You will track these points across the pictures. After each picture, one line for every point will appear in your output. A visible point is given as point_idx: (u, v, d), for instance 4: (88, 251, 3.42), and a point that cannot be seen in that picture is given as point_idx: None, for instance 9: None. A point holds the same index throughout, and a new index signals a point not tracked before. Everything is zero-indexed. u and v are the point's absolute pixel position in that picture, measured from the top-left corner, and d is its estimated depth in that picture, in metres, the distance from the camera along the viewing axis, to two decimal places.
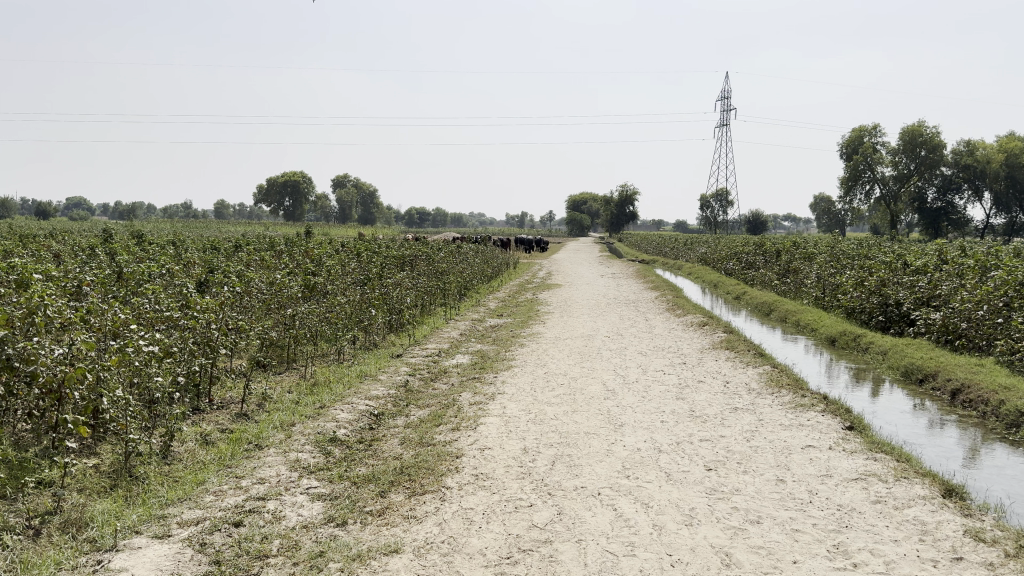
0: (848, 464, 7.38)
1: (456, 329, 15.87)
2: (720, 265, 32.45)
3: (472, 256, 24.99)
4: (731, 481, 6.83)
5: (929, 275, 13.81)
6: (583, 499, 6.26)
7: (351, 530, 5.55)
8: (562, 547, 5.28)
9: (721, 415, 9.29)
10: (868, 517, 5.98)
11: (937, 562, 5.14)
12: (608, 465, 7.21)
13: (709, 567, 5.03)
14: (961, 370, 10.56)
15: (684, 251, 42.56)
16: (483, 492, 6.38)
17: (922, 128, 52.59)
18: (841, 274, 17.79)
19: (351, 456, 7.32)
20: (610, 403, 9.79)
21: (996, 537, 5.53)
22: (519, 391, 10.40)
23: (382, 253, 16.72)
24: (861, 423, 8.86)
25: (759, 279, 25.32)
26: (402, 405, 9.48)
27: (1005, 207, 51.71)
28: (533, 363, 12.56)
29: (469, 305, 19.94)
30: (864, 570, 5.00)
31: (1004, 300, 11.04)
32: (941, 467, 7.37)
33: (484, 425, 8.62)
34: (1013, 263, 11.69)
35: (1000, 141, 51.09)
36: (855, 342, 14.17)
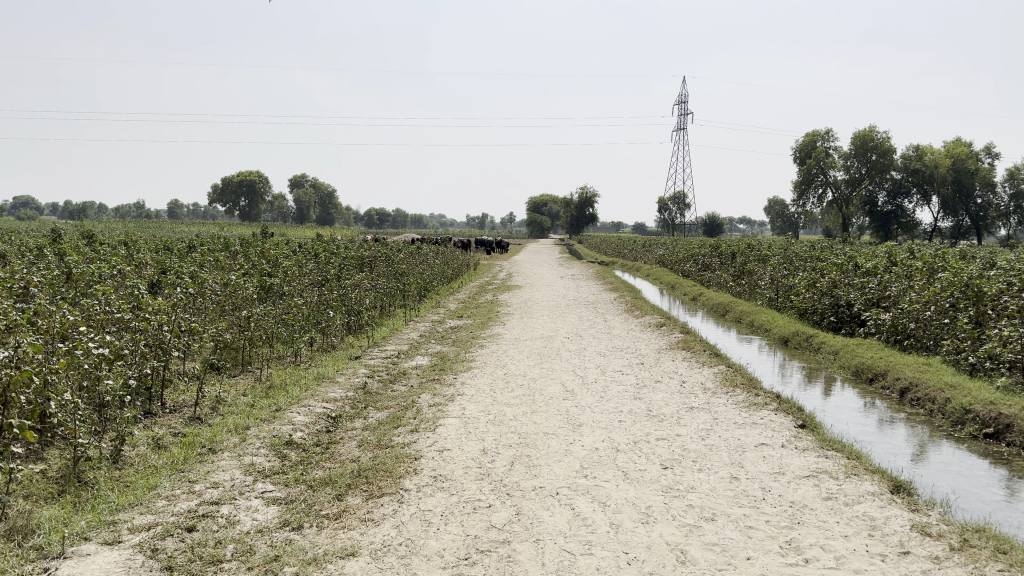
0: (801, 461, 7.52)
1: (415, 330, 15.81)
2: (677, 267, 32.86)
3: (432, 257, 24.91)
4: (687, 479, 6.92)
5: (879, 277, 14.16)
6: (541, 499, 6.28)
7: (307, 534, 5.50)
8: (520, 547, 5.30)
9: (678, 414, 9.40)
10: (819, 513, 6.10)
11: (886, 556, 5.27)
12: (566, 465, 7.25)
13: (665, 564, 5.09)
14: (909, 370, 10.83)
15: (642, 253, 42.97)
16: (442, 494, 6.37)
17: (873, 134, 53.85)
18: (795, 275, 18.14)
19: (307, 460, 7.25)
20: (569, 404, 9.84)
21: (942, 531, 5.69)
22: (478, 393, 10.40)
23: (340, 254, 16.59)
24: (812, 421, 9.05)
25: (715, 281, 25.68)
26: (361, 408, 9.42)
27: (951, 210, 53.21)
28: (492, 364, 12.57)
29: (429, 307, 19.89)
30: (815, 566, 5.10)
31: (951, 301, 11.36)
32: (889, 463, 7.55)
33: (443, 426, 8.61)
34: (959, 265, 12.03)
35: (948, 146, 52.44)
36: (807, 342, 14.44)
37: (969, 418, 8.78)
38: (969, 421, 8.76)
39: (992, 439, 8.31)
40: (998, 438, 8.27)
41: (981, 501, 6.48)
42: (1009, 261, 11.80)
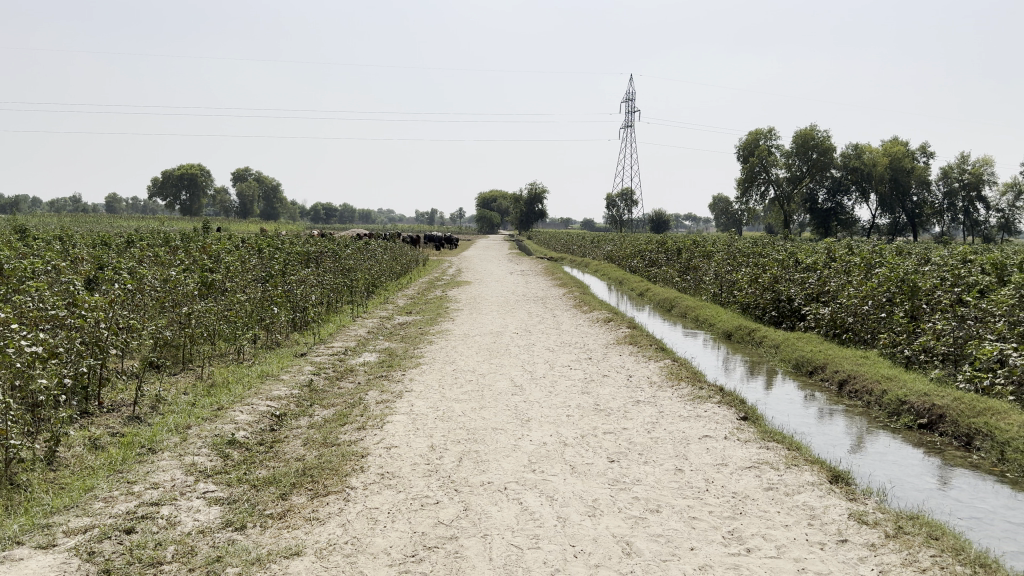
0: (743, 453, 7.65)
1: (363, 327, 15.64)
2: (625, 263, 33.19)
3: (380, 253, 24.67)
4: (633, 472, 6.98)
5: (819, 272, 14.50)
6: (488, 495, 6.26)
7: (250, 534, 5.38)
8: (467, 542, 5.27)
9: (624, 408, 9.48)
10: (761, 504, 6.21)
11: (824, 545, 5.38)
12: (514, 460, 7.24)
13: (611, 556, 5.12)
14: (847, 363, 11.12)
15: (590, 250, 43.28)
16: (389, 491, 6.29)
17: (813, 133, 55.07)
18: (738, 271, 18.48)
19: (251, 459, 7.10)
20: (517, 399, 9.83)
21: (878, 519, 5.85)
22: (426, 389, 10.32)
23: (285, 249, 16.30)
24: (755, 413, 9.22)
25: (661, 276, 26.02)
26: (306, 406, 9.27)
27: (888, 208, 54.86)
28: (441, 360, 12.51)
29: (377, 303, 19.71)
30: (757, 555, 5.19)
31: (887, 296, 11.69)
32: (828, 454, 7.73)
33: (391, 423, 8.52)
34: (895, 261, 12.39)
35: (885, 145, 53.93)
36: (750, 336, 14.72)
37: (905, 409, 9.04)
38: (905, 412, 9.02)
39: (926, 430, 8.58)
40: (931, 428, 8.54)
41: (915, 490, 6.68)
42: (942, 257, 12.20)
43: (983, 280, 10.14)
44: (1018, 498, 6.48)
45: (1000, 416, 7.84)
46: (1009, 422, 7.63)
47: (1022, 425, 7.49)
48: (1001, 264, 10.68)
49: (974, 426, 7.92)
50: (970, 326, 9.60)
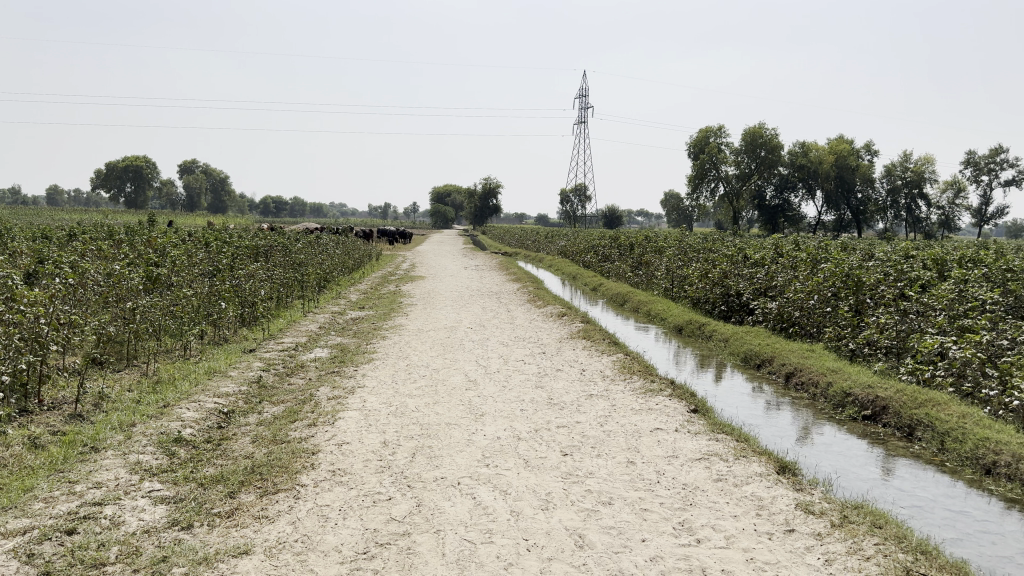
0: (693, 445, 7.71)
1: (314, 322, 15.38)
2: (578, 258, 33.33)
3: (332, 247, 24.32)
4: (586, 465, 6.98)
5: (766, 268, 14.74)
6: (441, 490, 6.19)
7: (197, 534, 5.22)
8: (420, 538, 5.19)
9: (577, 402, 9.49)
10: (711, 495, 6.25)
11: (772, 535, 5.43)
12: (468, 455, 7.18)
13: (564, 549, 5.10)
14: (794, 356, 11.30)
15: (544, 245, 43.35)
16: (340, 488, 6.18)
17: (762, 130, 55.78)
18: (689, 266, 18.69)
19: (198, 457, 6.90)
20: (471, 394, 9.77)
21: (823, 509, 5.93)
22: (378, 385, 10.18)
23: (233, 243, 15.94)
24: (704, 406, 9.31)
25: (614, 271, 26.20)
26: (255, 403, 9.06)
27: (834, 205, 56.10)
28: (394, 355, 12.37)
29: (329, 298, 19.42)
30: (707, 545, 5.22)
31: (832, 290, 11.92)
32: (775, 445, 7.84)
33: (342, 419, 8.38)
34: (841, 257, 12.65)
35: (831, 143, 55.06)
36: (700, 330, 14.88)
37: (849, 400, 9.22)
38: (849, 404, 9.20)
39: (870, 421, 8.76)
40: (875, 420, 8.72)
41: (859, 480, 6.80)
42: (885, 253, 12.49)
43: (924, 275, 10.39)
44: (957, 486, 6.64)
45: (941, 407, 8.04)
46: (949, 413, 7.83)
47: (960, 416, 7.70)
48: (941, 260, 10.97)
49: (915, 417, 8.10)
50: (911, 320, 9.84)
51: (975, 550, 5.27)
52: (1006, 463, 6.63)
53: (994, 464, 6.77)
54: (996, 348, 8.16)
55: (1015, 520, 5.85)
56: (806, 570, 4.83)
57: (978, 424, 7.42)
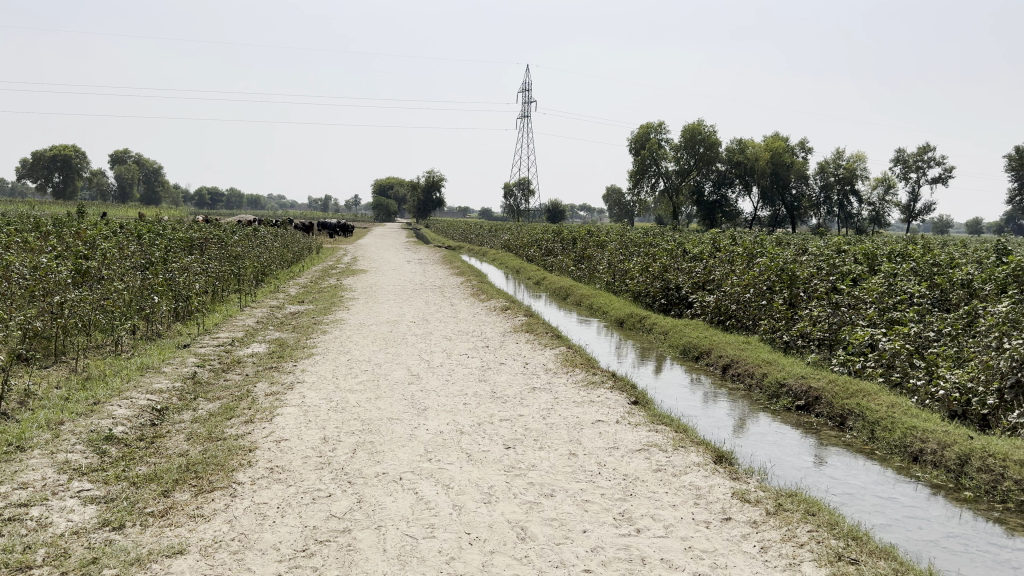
0: (634, 436, 7.78)
1: (252, 316, 15.04)
2: (521, 252, 33.46)
3: (270, 240, 23.82)
4: (528, 458, 6.97)
5: (705, 262, 15.03)
6: (383, 486, 6.10)
7: (129, 534, 5.04)
8: (361, 535, 5.11)
9: (520, 395, 9.50)
10: (650, 485, 6.32)
11: (710, 523, 5.51)
12: (410, 450, 7.11)
13: (506, 542, 5.08)
14: (731, 348, 11.52)
15: (487, 239, 43.29)
16: (278, 485, 6.05)
17: (701, 127, 56.33)
18: (630, 260, 18.92)
19: (130, 456, 6.67)
20: (413, 388, 9.69)
21: (759, 497, 6.05)
22: (319, 380, 10.01)
23: (167, 235, 15.47)
24: (644, 398, 9.42)
25: (557, 265, 26.32)
26: (189, 399, 8.81)
27: (769, 200, 57.46)
28: (334, 350, 12.18)
29: (267, 291, 19.02)
30: (646, 535, 5.26)
31: (768, 284, 12.23)
32: (713, 436, 7.96)
33: (281, 415, 8.22)
34: (775, 251, 12.98)
35: (767, 140, 56.31)
36: (641, 323, 15.04)
37: (783, 391, 9.43)
38: (783, 394, 9.41)
39: (803, 411, 8.97)
40: (808, 409, 8.93)
41: (793, 468, 6.95)
42: (818, 247, 12.82)
43: (855, 269, 10.72)
44: (886, 473, 6.85)
45: (871, 397, 8.28)
46: (878, 402, 8.07)
47: (889, 405, 7.94)
48: (872, 255, 11.31)
49: (846, 407, 8.31)
50: (843, 312, 10.12)
51: (903, 535, 5.44)
52: (932, 450, 6.87)
53: (921, 452, 7.00)
54: (923, 339, 8.46)
55: (940, 505, 6.06)
56: (742, 557, 4.91)
57: (906, 413, 7.66)
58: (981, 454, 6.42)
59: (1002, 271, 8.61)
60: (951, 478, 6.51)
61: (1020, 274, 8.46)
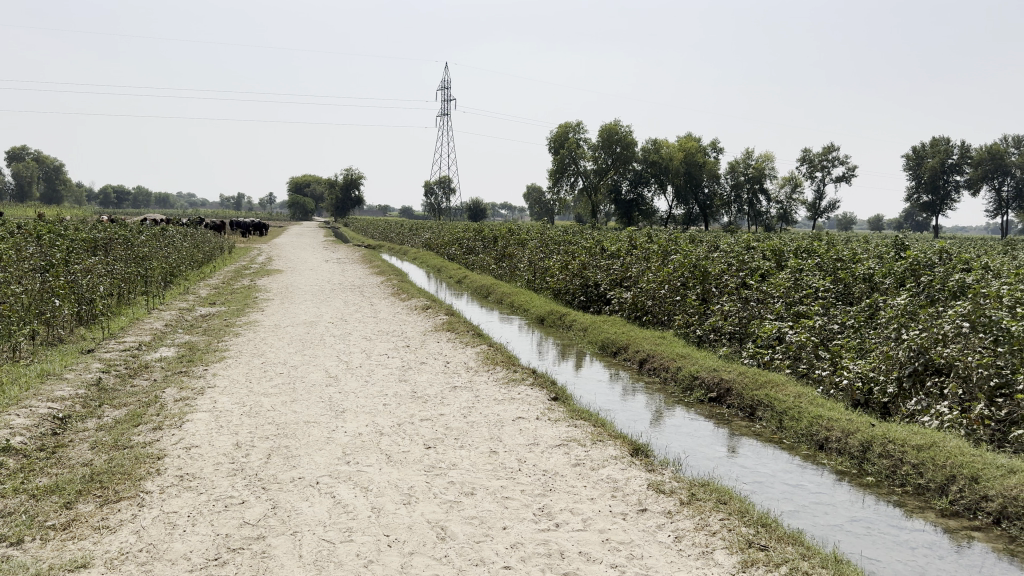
0: (553, 432, 7.86)
1: (160, 319, 14.52)
2: (442, 251, 33.38)
3: (178, 239, 23.03)
4: (449, 457, 6.96)
5: (622, 259, 15.33)
6: (299, 490, 5.99)
7: (28, 549, 4.80)
8: (275, 541, 5.00)
9: (441, 394, 9.47)
10: (570, 479, 6.40)
11: (626, 515, 5.62)
12: (328, 453, 7.00)
13: (425, 542, 5.06)
14: (647, 343, 11.76)
15: (408, 238, 42.86)
16: (189, 494, 5.86)
17: (618, 127, 57.29)
18: (550, 259, 19.12)
19: (29, 467, 6.35)
20: (331, 390, 9.54)
21: (674, 487, 6.21)
22: (232, 384, 9.75)
23: (68, 236, 14.80)
24: (564, 393, 9.53)
25: (478, 263, 26.35)
26: (94, 407, 8.45)
27: (683, 199, 58.90)
28: (248, 353, 11.88)
29: (176, 293, 18.39)
30: (565, 529, 5.33)
31: (682, 280, 12.57)
32: (631, 429, 8.11)
33: (191, 421, 7.97)
34: (689, 249, 13.35)
35: (681, 140, 57.73)
36: (561, 320, 15.19)
37: (696, 383, 9.69)
38: (697, 387, 9.66)
39: (716, 403, 9.24)
40: (720, 401, 9.20)
41: (706, 459, 7.15)
42: (728, 244, 13.24)
43: (763, 265, 11.14)
44: (794, 461, 7.12)
45: (778, 387, 8.60)
46: (786, 393, 8.38)
47: (796, 395, 8.25)
48: (779, 251, 11.75)
49: (756, 398, 8.60)
50: (753, 307, 10.51)
51: (810, 520, 5.67)
52: (837, 438, 7.17)
53: (826, 439, 7.30)
54: (827, 332, 8.86)
55: (845, 490, 6.33)
56: (658, 547, 5.03)
57: (812, 403, 7.98)
58: (881, 440, 6.75)
59: (900, 265, 9.05)
60: (855, 464, 6.81)
61: (916, 268, 8.93)
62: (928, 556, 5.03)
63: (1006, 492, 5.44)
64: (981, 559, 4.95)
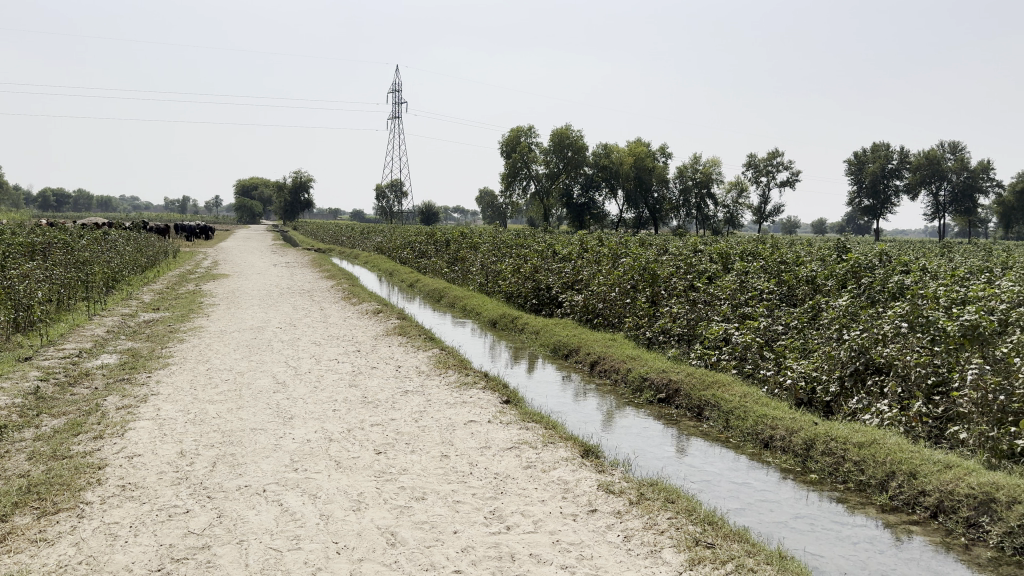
0: (505, 435, 7.90)
1: (101, 326, 14.15)
2: (394, 255, 33.23)
3: (121, 244, 22.50)
4: (399, 462, 6.94)
5: (573, 262, 15.46)
6: (246, 499, 5.92)
7: None
8: (221, 551, 4.94)
9: (392, 399, 9.44)
10: (520, 482, 6.44)
11: (577, 515, 5.69)
12: (275, 460, 6.92)
13: (375, 549, 5.05)
14: (598, 345, 11.88)
15: (359, 242, 42.52)
16: (131, 504, 5.75)
17: (569, 132, 57.88)
18: (502, 262, 19.20)
19: None
20: (279, 396, 9.43)
21: (623, 487, 6.29)
22: (176, 391, 9.56)
23: (4, 240, 14.36)
24: (515, 396, 9.58)
25: (430, 268, 26.26)
26: (31, 416, 8.21)
27: (633, 202, 59.52)
28: (193, 359, 11.67)
29: (119, 299, 17.96)
30: (516, 532, 5.36)
31: (631, 283, 12.76)
32: (582, 431, 8.19)
33: (134, 430, 7.80)
34: (638, 252, 13.55)
35: (631, 145, 58.43)
36: (513, 323, 15.24)
37: (646, 384, 9.82)
38: (646, 388, 9.79)
39: (664, 403, 9.38)
40: (668, 402, 9.34)
41: (655, 458, 7.26)
42: (676, 247, 13.47)
43: (710, 268, 11.36)
44: (740, 460, 7.27)
45: (725, 388, 8.77)
46: (732, 393, 8.55)
47: (742, 395, 8.43)
48: (725, 254, 11.98)
49: (704, 398, 8.76)
50: (700, 309, 10.72)
51: (756, 517, 5.80)
52: (781, 437, 7.35)
53: (771, 438, 7.48)
54: (772, 333, 9.10)
55: (789, 488, 6.49)
56: (607, 547, 5.10)
57: (757, 402, 8.16)
58: (824, 439, 6.93)
59: (842, 267, 9.31)
60: (799, 462, 6.98)
61: (857, 270, 9.18)
62: (869, 550, 5.19)
63: (942, 487, 5.65)
64: (919, 552, 5.12)
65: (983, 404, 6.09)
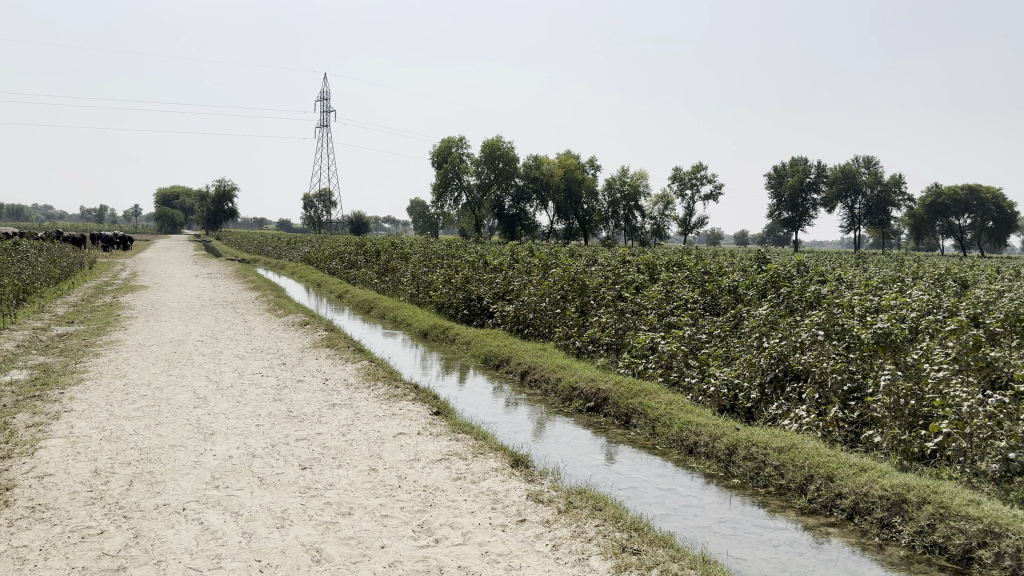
0: (434, 446, 7.87)
1: (11, 340, 13.53)
2: (323, 265, 32.71)
3: (33, 255, 21.57)
4: (326, 477, 6.85)
5: (504, 273, 15.54)
6: (164, 518, 5.75)
7: None
8: (138, 572, 4.79)
9: (318, 412, 9.30)
10: (450, 494, 6.44)
11: (505, 526, 5.72)
12: (195, 478, 6.74)
13: (299, 566, 4.97)
14: (528, 355, 11.96)
15: (286, 252, 41.77)
16: (41, 525, 5.52)
17: (500, 143, 58.25)
18: (433, 273, 19.14)
19: None
20: (201, 412, 9.18)
21: (552, 496, 6.35)
22: (91, 408, 9.21)
23: None
24: (446, 407, 9.56)
25: (359, 278, 25.96)
26: None
27: (563, 214, 60.13)
28: (109, 374, 11.26)
29: (30, 312, 17.20)
30: (444, 544, 5.36)
31: (561, 293, 12.90)
32: (511, 441, 8.22)
33: (44, 449, 7.48)
34: (568, 263, 13.72)
35: (561, 157, 59.12)
36: (444, 334, 15.21)
37: (575, 394, 9.93)
38: (575, 397, 9.89)
39: (593, 411, 9.49)
40: (597, 410, 9.46)
41: (584, 467, 7.35)
42: (605, 258, 13.68)
43: (637, 278, 11.60)
44: (666, 466, 7.42)
45: (651, 396, 8.94)
46: (658, 401, 8.73)
47: (667, 403, 8.63)
48: (652, 265, 12.23)
49: (631, 406, 8.91)
50: (628, 319, 10.92)
51: (680, 523, 5.93)
52: (705, 443, 7.54)
53: (695, 444, 7.66)
54: (696, 341, 9.32)
55: (712, 493, 6.65)
56: (536, 557, 5.14)
57: (682, 409, 8.36)
58: (746, 444, 7.15)
59: (763, 277, 9.63)
60: (722, 467, 7.17)
61: (776, 280, 9.51)
62: (789, 552, 5.36)
63: (857, 489, 5.89)
64: (836, 553, 5.33)
65: (895, 409, 6.37)
